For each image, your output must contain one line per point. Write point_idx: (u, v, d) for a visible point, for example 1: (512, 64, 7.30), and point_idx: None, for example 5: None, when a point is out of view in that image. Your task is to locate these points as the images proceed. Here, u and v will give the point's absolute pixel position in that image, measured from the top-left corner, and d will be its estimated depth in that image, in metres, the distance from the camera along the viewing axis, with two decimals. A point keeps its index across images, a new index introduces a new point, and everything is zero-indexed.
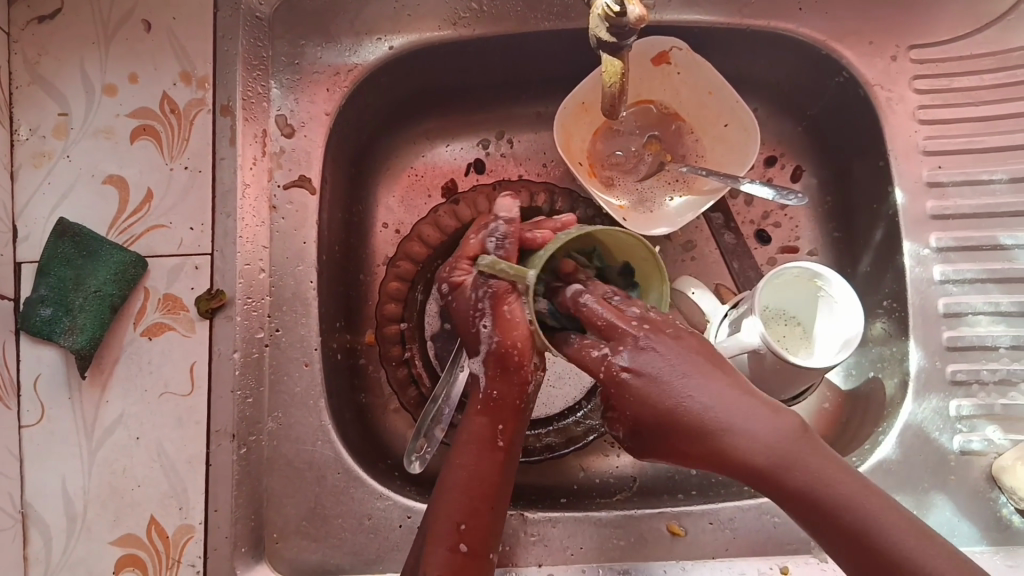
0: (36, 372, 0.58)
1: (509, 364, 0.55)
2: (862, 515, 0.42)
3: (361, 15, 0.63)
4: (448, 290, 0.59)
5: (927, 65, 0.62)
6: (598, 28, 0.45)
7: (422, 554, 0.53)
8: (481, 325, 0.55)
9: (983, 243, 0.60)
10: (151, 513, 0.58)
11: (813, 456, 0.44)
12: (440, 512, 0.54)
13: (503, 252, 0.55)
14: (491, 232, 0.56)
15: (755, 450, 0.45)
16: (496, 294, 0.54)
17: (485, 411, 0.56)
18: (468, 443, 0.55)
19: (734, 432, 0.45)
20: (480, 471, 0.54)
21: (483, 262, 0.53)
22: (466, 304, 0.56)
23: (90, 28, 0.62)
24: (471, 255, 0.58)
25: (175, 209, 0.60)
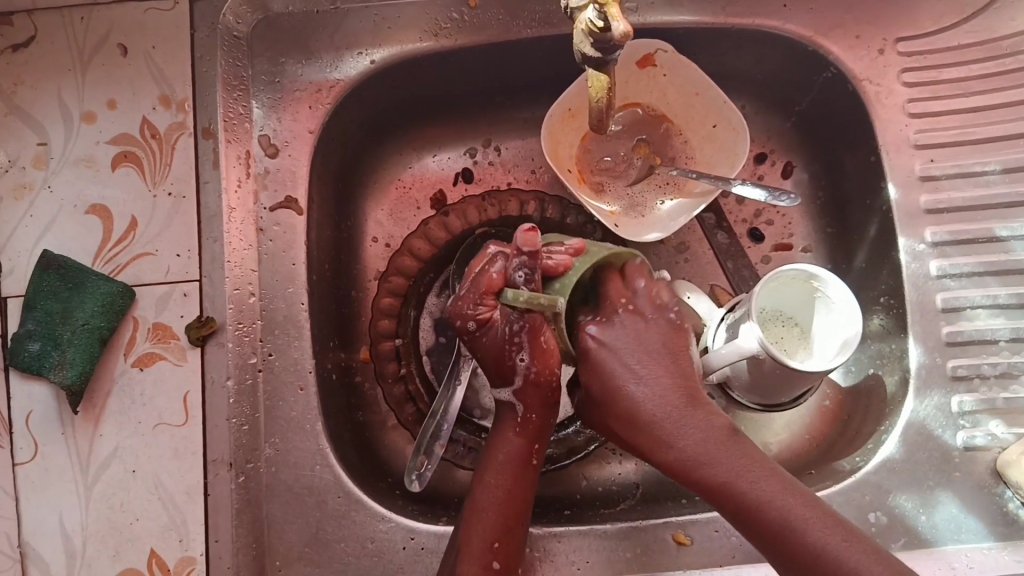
0: (27, 408, 0.57)
1: (545, 392, 0.54)
2: (785, 514, 0.47)
3: (341, 29, 0.62)
4: (472, 328, 0.52)
5: (915, 57, 0.62)
6: (582, 43, 0.44)
7: (453, 570, 0.52)
8: (517, 358, 0.53)
9: (979, 236, 0.59)
10: (152, 545, 0.57)
11: (738, 460, 0.49)
12: (474, 532, 0.54)
13: (534, 286, 0.50)
14: (516, 265, 0.50)
15: (692, 447, 0.50)
16: (531, 328, 0.51)
17: (521, 431, 0.56)
18: (504, 464, 0.55)
19: (671, 425, 0.51)
20: (515, 491, 0.55)
21: (520, 297, 0.48)
22: (496, 338, 0.52)
23: (65, 54, 0.61)
24: (494, 288, 0.51)
25: (161, 236, 0.60)
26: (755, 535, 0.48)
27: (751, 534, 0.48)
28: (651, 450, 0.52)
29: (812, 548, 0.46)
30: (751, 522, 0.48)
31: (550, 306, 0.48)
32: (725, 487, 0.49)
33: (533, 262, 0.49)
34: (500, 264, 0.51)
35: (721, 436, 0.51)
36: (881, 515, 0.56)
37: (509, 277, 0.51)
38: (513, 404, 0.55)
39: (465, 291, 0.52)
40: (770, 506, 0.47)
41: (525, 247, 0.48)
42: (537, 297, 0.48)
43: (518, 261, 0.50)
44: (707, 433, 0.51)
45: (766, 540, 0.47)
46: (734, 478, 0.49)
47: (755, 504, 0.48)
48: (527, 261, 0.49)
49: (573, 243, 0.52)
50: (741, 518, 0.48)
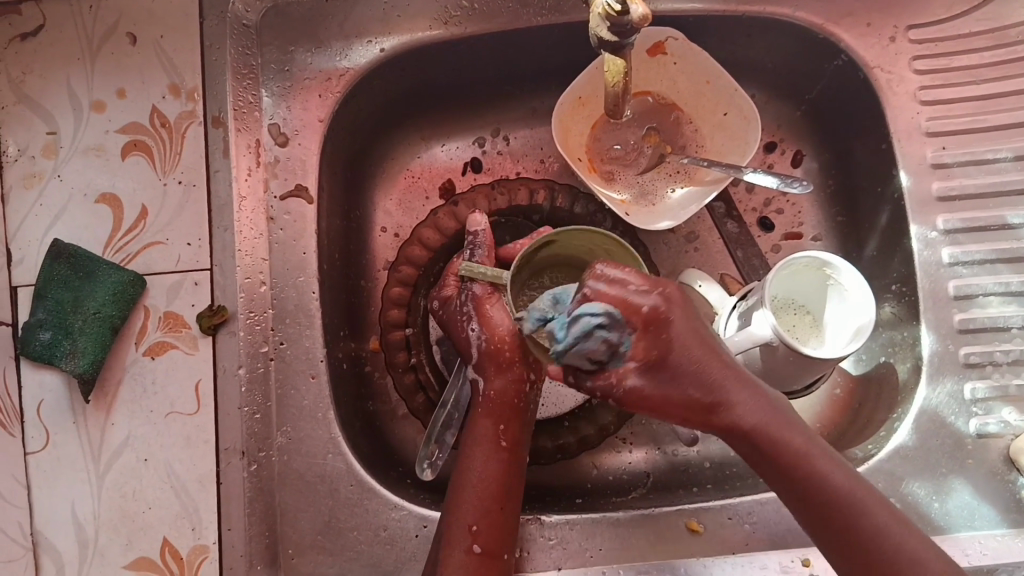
0: (39, 397, 0.57)
1: (502, 358, 0.57)
2: (847, 496, 0.47)
3: (350, 17, 0.62)
4: (438, 306, 0.61)
5: (927, 44, 0.62)
6: (599, 27, 0.44)
7: (439, 560, 0.53)
8: (468, 329, 0.58)
9: (991, 223, 0.59)
10: (164, 534, 0.57)
11: (806, 440, 0.49)
12: (454, 515, 0.54)
13: (478, 258, 0.59)
14: (465, 245, 0.60)
15: (759, 426, 0.48)
16: (477, 298, 0.58)
17: (488, 411, 0.57)
18: (475, 446, 0.56)
19: (739, 397, 0.48)
20: (490, 474, 0.56)
21: (462, 267, 0.58)
22: (451, 313, 0.60)
23: (75, 43, 0.61)
24: (455, 269, 0.62)
25: (171, 225, 0.59)
26: (811, 511, 0.48)
27: (801, 505, 0.48)
28: (707, 414, 0.49)
29: (874, 532, 0.46)
30: (815, 497, 0.48)
31: (492, 277, 0.57)
32: (801, 465, 0.48)
33: (479, 240, 0.60)
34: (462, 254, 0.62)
35: (779, 412, 0.49)
36: (895, 502, 0.56)
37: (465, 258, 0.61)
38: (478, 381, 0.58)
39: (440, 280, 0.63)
40: (838, 484, 0.47)
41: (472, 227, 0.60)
42: (475, 267, 0.58)
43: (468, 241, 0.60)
44: (769, 405, 0.49)
45: (827, 518, 0.47)
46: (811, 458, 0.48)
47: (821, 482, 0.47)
48: (473, 237, 0.60)
49: (545, 227, 0.62)
50: (801, 493, 0.48)
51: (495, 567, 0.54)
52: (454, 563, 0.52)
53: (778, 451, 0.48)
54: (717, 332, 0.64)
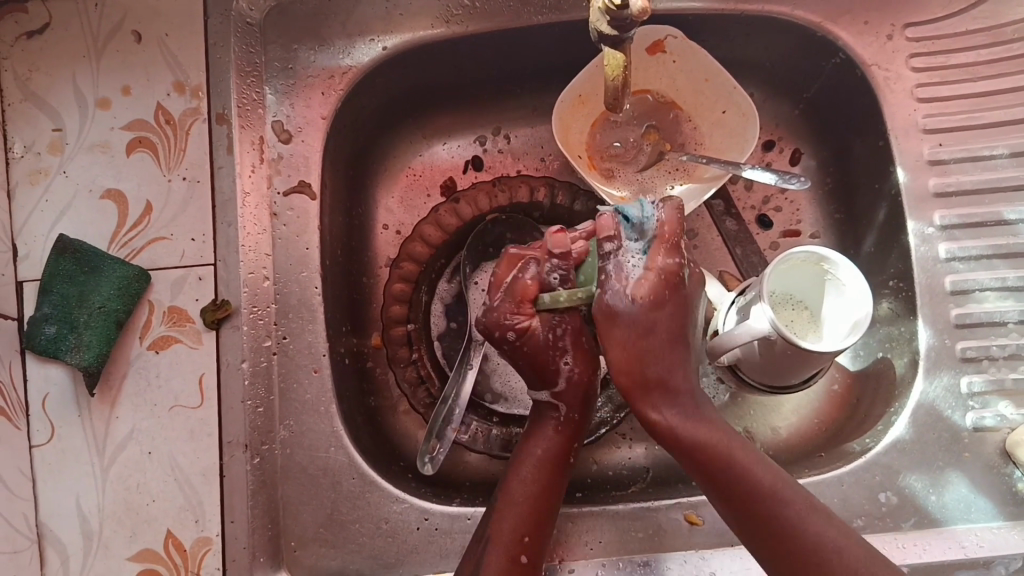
0: (44, 391, 0.58)
1: (587, 391, 0.58)
2: (772, 493, 0.49)
3: (352, 15, 0.63)
4: (512, 336, 0.56)
5: (923, 42, 0.62)
6: (600, 22, 0.45)
7: (483, 558, 0.53)
8: (562, 362, 0.56)
9: (987, 219, 0.60)
10: (168, 527, 0.57)
11: (744, 453, 0.51)
12: (506, 520, 0.54)
13: (568, 285, 0.57)
14: (551, 269, 0.57)
15: (698, 435, 0.50)
16: (571, 328, 0.57)
17: (561, 429, 0.58)
18: (541, 461, 0.57)
19: (672, 366, 0.52)
20: (549, 489, 0.56)
21: (561, 298, 0.55)
22: (537, 345, 0.56)
23: (81, 41, 0.62)
24: (530, 296, 0.56)
25: (175, 221, 0.60)
26: (742, 514, 0.49)
27: (728, 509, 0.50)
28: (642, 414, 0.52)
29: (789, 525, 0.48)
30: (738, 496, 0.49)
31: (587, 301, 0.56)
32: (725, 462, 0.50)
33: (567, 265, 0.57)
34: (533, 271, 0.56)
35: (721, 429, 0.51)
36: (892, 495, 0.57)
37: (542, 280, 0.57)
38: (556, 407, 0.58)
39: (497, 300, 0.56)
40: (763, 485, 0.49)
41: (556, 249, 0.56)
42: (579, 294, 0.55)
43: (552, 264, 0.57)
44: (695, 397, 0.52)
45: (753, 521, 0.49)
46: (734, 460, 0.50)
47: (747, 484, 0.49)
48: (563, 265, 0.57)
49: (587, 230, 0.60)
50: (724, 483, 0.50)
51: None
52: (496, 565, 0.53)
53: (703, 461, 0.50)
54: (716, 327, 0.64)
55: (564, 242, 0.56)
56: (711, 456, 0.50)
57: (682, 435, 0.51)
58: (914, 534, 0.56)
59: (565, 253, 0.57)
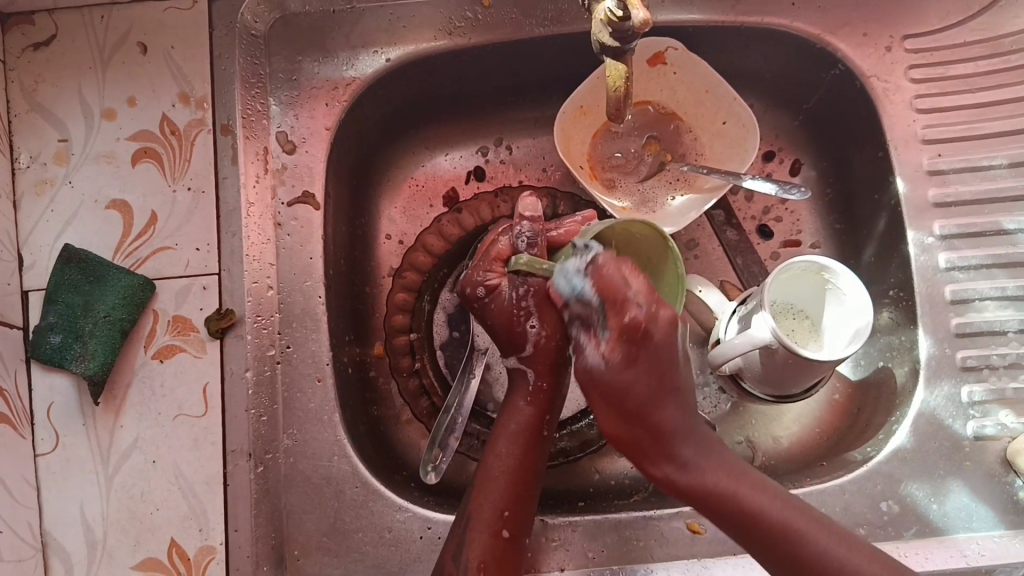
0: (49, 400, 0.58)
1: (556, 357, 0.57)
2: (797, 529, 0.46)
3: (357, 27, 0.63)
4: (483, 293, 0.56)
5: (922, 54, 0.63)
6: (601, 34, 0.46)
7: (465, 540, 0.53)
8: (527, 325, 0.56)
9: (986, 229, 0.60)
10: (171, 535, 0.58)
11: (761, 491, 0.48)
12: (484, 500, 0.54)
13: (535, 250, 0.56)
14: (517, 234, 0.56)
15: (708, 478, 0.48)
16: (536, 293, 0.55)
17: (532, 400, 0.57)
18: (515, 434, 0.56)
19: (663, 410, 0.49)
20: (524, 463, 0.56)
21: (521, 261, 0.52)
22: (503, 306, 0.56)
23: (87, 53, 0.62)
24: (504, 257, 0.56)
25: (180, 231, 0.60)
26: (768, 557, 0.47)
27: (758, 554, 0.48)
28: (648, 466, 0.49)
29: (819, 562, 0.46)
30: (763, 541, 0.47)
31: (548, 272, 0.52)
32: (730, 504, 0.48)
33: (536, 229, 0.56)
34: (508, 235, 0.57)
35: (734, 469, 0.49)
36: (893, 504, 0.57)
37: (513, 245, 0.56)
38: (526, 372, 0.58)
39: (477, 262, 0.57)
40: (775, 517, 0.47)
41: (527, 213, 0.56)
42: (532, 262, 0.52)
43: (524, 227, 0.56)
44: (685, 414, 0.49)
45: (786, 565, 0.46)
46: (748, 501, 0.48)
47: (772, 524, 0.47)
48: (530, 227, 0.56)
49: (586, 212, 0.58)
50: (734, 524, 0.48)
51: (513, 556, 0.54)
52: (478, 542, 0.53)
53: (720, 509, 0.48)
54: (717, 337, 0.65)
55: (536, 207, 0.56)
56: (728, 500, 0.48)
57: (690, 479, 0.48)
58: (916, 543, 0.56)
59: (537, 217, 0.56)
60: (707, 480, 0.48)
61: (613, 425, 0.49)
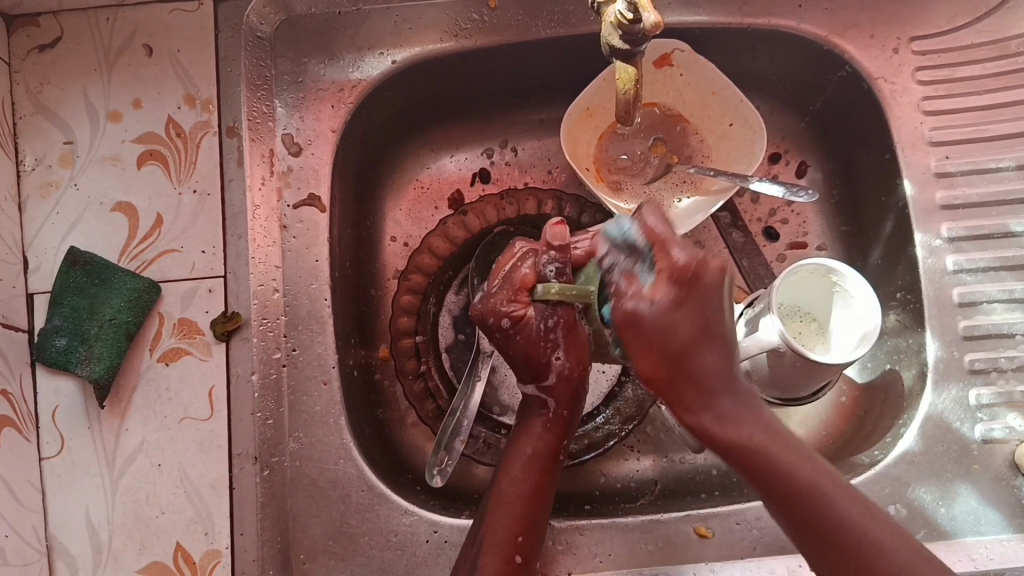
0: (54, 403, 0.58)
1: (576, 385, 0.57)
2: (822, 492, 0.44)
3: (362, 29, 0.63)
4: (507, 324, 0.55)
5: (929, 55, 0.63)
6: (611, 36, 0.46)
7: (477, 563, 0.53)
8: (552, 357, 0.55)
9: (994, 231, 0.60)
10: (177, 539, 0.57)
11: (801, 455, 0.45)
12: (498, 521, 0.54)
13: (565, 278, 0.55)
14: (548, 262, 0.55)
15: (741, 436, 0.45)
16: (565, 323, 0.55)
17: (550, 427, 0.57)
18: (532, 460, 0.56)
19: (704, 361, 0.45)
20: (539, 487, 0.55)
21: (553, 290, 0.53)
22: (529, 337, 0.55)
23: (92, 55, 0.62)
24: (529, 284, 0.55)
25: (186, 233, 0.60)
26: (786, 515, 0.44)
27: (772, 509, 0.45)
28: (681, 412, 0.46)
29: (838, 527, 0.43)
30: (783, 495, 0.44)
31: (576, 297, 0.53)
32: (757, 460, 0.45)
33: (564, 258, 0.55)
34: (533, 261, 0.56)
35: (764, 423, 0.46)
36: (901, 507, 0.57)
37: (542, 273, 0.55)
38: (545, 400, 0.57)
39: (496, 287, 0.55)
40: (802, 476, 0.44)
41: (555, 241, 0.55)
42: (558, 288, 0.53)
43: (550, 256, 0.55)
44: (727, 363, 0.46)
45: (809, 527, 0.44)
46: (775, 461, 0.44)
47: (795, 484, 0.44)
48: (559, 257, 0.55)
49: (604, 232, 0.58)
50: (756, 478, 0.45)
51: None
52: (494, 567, 0.52)
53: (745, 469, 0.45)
54: None
55: (564, 235, 0.55)
56: (754, 461, 0.45)
57: (723, 432, 0.45)
58: None
59: (565, 245, 0.55)
60: (729, 430, 0.45)
61: (648, 364, 0.46)
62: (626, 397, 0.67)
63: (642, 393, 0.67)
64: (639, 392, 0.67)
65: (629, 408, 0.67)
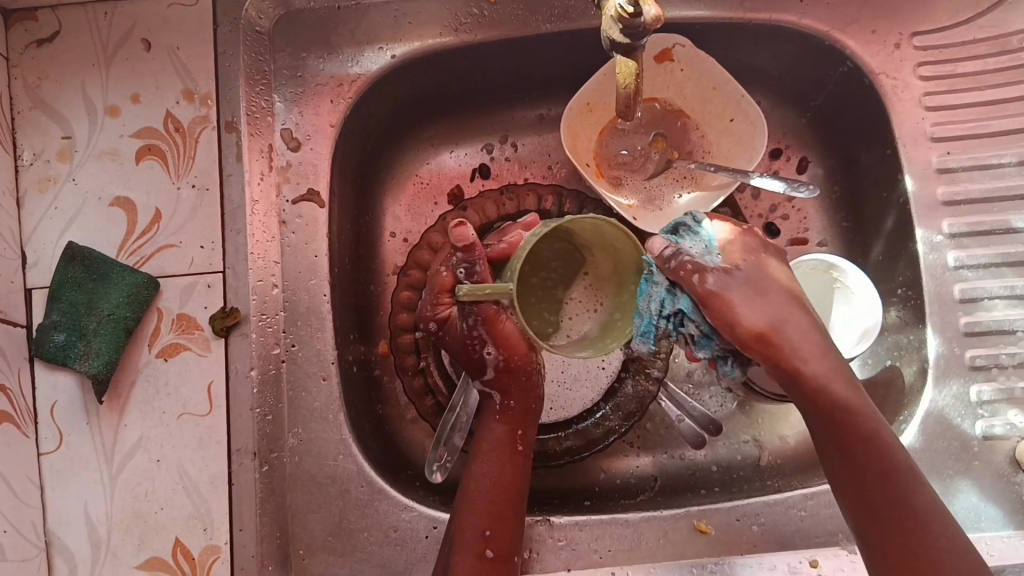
0: (52, 399, 0.58)
1: (521, 374, 0.59)
2: (909, 471, 0.50)
3: (361, 24, 0.63)
4: (434, 326, 0.59)
5: (931, 51, 0.62)
6: (612, 30, 0.45)
7: (450, 562, 0.54)
8: (483, 352, 0.57)
9: (996, 227, 0.60)
10: (176, 535, 0.57)
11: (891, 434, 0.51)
12: (464, 519, 0.55)
13: (477, 279, 0.55)
14: (458, 263, 0.55)
15: (849, 404, 0.51)
16: (486, 319, 0.56)
17: (502, 418, 0.59)
18: (491, 452, 0.58)
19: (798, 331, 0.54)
20: (501, 479, 0.57)
21: (465, 292, 0.51)
22: (457, 335, 0.58)
23: (91, 49, 0.62)
24: (447, 287, 0.58)
25: (185, 228, 0.60)
26: (867, 482, 0.50)
27: (854, 473, 0.50)
28: (781, 359, 0.53)
29: (926, 500, 0.49)
30: (872, 461, 0.50)
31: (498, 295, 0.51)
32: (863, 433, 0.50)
33: (471, 257, 0.55)
34: (448, 265, 0.57)
35: (866, 400, 0.52)
36: None
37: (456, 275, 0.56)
38: (494, 395, 0.59)
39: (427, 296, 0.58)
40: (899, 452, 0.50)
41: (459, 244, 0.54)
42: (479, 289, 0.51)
43: (459, 258, 0.55)
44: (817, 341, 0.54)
45: (890, 495, 0.49)
46: (880, 437, 0.50)
47: (888, 459, 0.50)
48: (465, 258, 0.55)
49: None
50: (857, 447, 0.50)
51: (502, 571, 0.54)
52: (467, 564, 0.53)
53: (842, 429, 0.51)
54: None
55: (468, 237, 0.53)
56: (862, 433, 0.50)
57: (829, 395, 0.52)
58: None
59: (468, 246, 0.54)
60: (829, 386, 0.52)
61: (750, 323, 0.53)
62: (626, 393, 0.66)
63: (641, 390, 0.66)
64: (639, 389, 0.66)
65: (629, 405, 0.66)
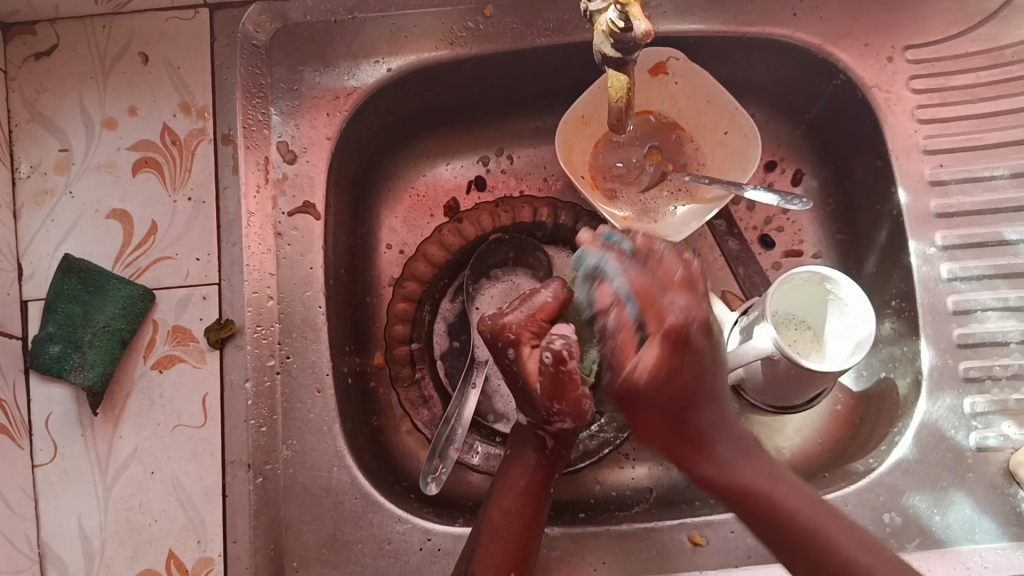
0: (47, 410, 0.58)
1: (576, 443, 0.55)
2: (798, 518, 0.47)
3: (358, 38, 0.63)
4: (511, 354, 0.52)
5: (923, 64, 0.63)
6: (603, 44, 0.46)
7: None
8: (556, 418, 0.53)
9: (988, 239, 0.60)
10: (169, 546, 0.57)
11: (783, 484, 0.48)
12: (490, 556, 0.52)
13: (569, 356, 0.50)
14: (553, 345, 0.50)
15: (744, 480, 0.48)
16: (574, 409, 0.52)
17: (541, 464, 0.56)
18: (525, 492, 0.55)
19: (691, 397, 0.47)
20: (533, 518, 0.54)
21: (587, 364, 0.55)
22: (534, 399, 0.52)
23: (88, 63, 0.62)
24: (546, 312, 0.53)
25: (181, 241, 0.60)
26: (798, 560, 0.47)
27: (779, 552, 0.47)
28: (686, 454, 0.48)
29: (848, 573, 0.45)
30: (784, 539, 0.47)
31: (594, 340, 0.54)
32: (757, 502, 0.48)
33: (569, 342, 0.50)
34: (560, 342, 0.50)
35: (767, 470, 0.49)
36: (895, 516, 0.57)
37: (546, 352, 0.50)
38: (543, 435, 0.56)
39: (515, 314, 0.53)
40: (804, 517, 0.47)
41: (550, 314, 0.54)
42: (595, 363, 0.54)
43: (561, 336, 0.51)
44: (712, 396, 0.48)
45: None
46: (784, 504, 0.47)
47: (800, 521, 0.47)
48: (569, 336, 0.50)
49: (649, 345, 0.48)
50: (779, 525, 0.47)
51: None
52: None
53: (770, 518, 0.47)
54: None
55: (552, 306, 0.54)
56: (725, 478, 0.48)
57: (727, 480, 0.48)
58: (919, 555, 0.55)
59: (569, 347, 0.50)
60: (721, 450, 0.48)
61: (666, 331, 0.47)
62: None
63: None
64: None
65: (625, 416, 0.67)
